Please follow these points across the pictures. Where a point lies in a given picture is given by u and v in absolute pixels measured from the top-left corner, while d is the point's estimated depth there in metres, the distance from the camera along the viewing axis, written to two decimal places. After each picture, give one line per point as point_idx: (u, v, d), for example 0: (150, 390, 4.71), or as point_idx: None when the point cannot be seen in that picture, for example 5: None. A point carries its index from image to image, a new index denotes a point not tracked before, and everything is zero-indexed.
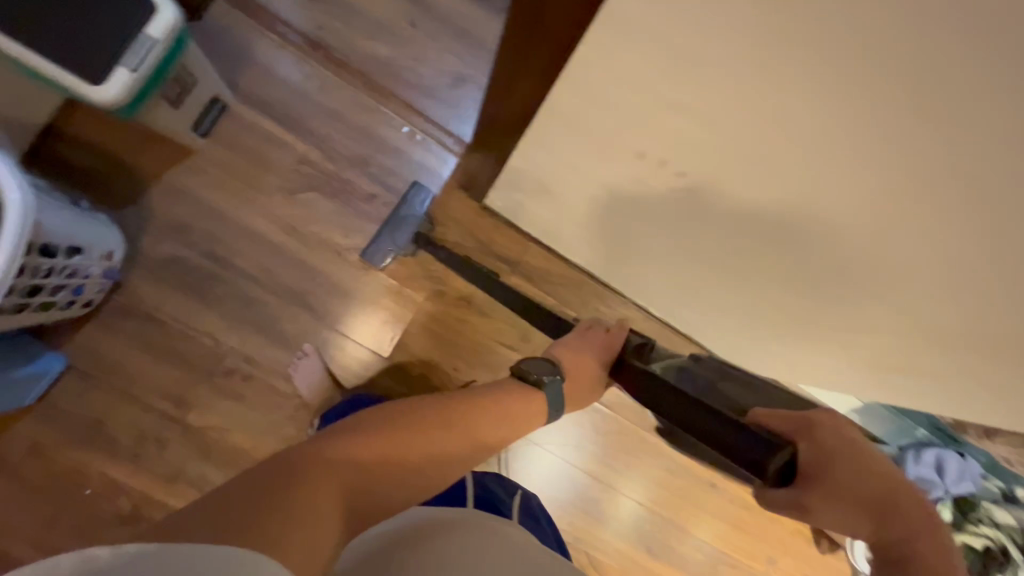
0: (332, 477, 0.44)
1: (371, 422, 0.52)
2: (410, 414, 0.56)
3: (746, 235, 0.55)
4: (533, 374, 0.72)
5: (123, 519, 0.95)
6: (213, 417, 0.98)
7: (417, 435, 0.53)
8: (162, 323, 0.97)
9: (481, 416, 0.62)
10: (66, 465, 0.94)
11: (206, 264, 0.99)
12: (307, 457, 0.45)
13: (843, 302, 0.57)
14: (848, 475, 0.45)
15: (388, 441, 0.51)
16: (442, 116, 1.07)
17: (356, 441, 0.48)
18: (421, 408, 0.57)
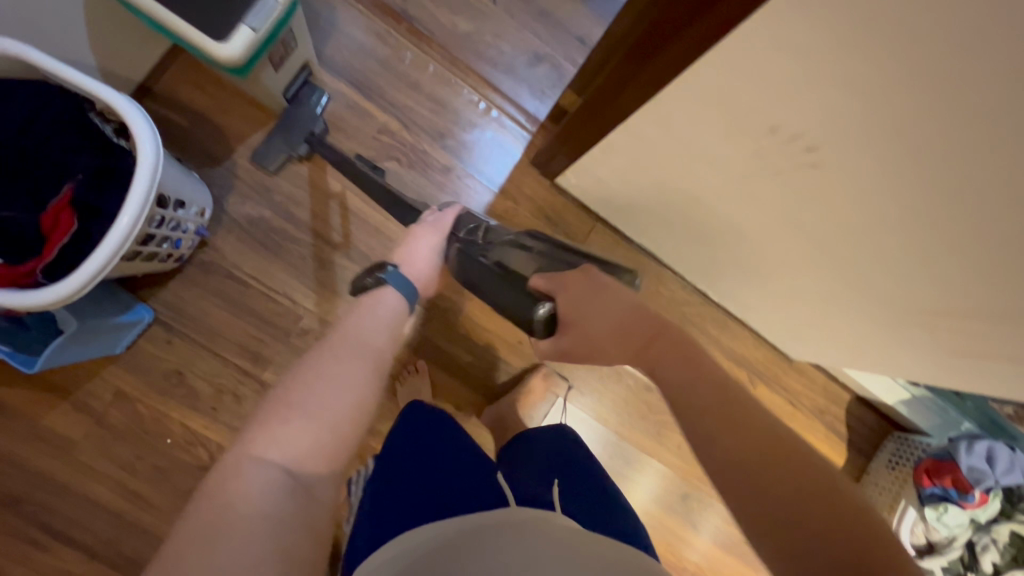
0: (272, 484, 0.47)
1: (276, 409, 0.52)
2: (306, 382, 0.54)
3: (863, 204, 0.58)
4: (369, 281, 0.71)
5: (199, 466, 0.98)
6: (287, 374, 1.01)
7: (325, 398, 0.53)
8: (242, 281, 1.00)
9: (378, 350, 0.62)
10: (148, 412, 0.97)
11: (287, 226, 1.02)
12: (232, 476, 0.47)
13: (945, 277, 0.60)
14: (600, 324, 0.65)
15: (300, 421, 0.51)
16: (518, 93, 1.09)
17: (272, 436, 0.50)
18: (317, 369, 0.56)
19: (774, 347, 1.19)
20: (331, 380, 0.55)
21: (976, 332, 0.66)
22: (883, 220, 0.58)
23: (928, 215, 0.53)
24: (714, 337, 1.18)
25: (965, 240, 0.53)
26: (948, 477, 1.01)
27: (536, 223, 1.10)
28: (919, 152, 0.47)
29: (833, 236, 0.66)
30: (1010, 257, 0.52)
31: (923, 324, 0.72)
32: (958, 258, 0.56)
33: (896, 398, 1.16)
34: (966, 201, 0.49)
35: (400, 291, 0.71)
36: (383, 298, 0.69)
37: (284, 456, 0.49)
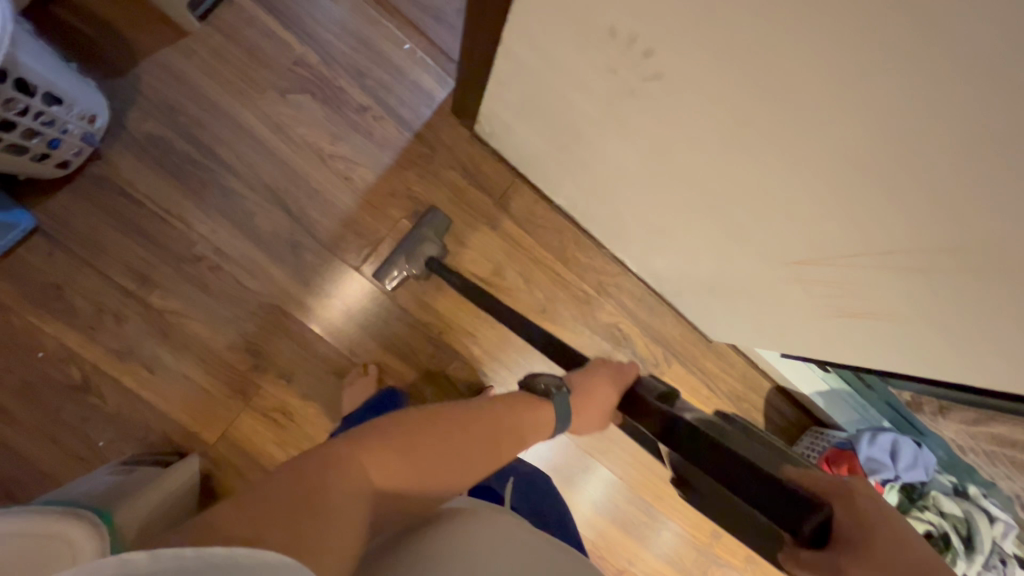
0: (357, 496, 0.48)
1: (397, 435, 0.54)
2: (437, 426, 0.58)
3: (708, 118, 0.55)
4: (542, 384, 0.75)
5: (70, 386, 0.95)
6: (174, 301, 0.98)
7: (443, 460, 0.56)
8: (136, 201, 0.97)
9: (503, 439, 0.63)
10: (19, 324, 0.93)
11: (189, 149, 0.99)
12: (335, 465, 0.48)
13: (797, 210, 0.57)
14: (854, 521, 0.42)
15: (402, 455, 0.53)
16: (444, 38, 1.07)
17: (381, 457, 0.52)
18: (465, 426, 0.60)
19: (691, 325, 1.16)
20: (458, 445, 0.58)
21: (839, 279, 0.63)
22: (732, 140, 0.55)
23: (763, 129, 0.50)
24: (630, 311, 1.15)
25: (813, 142, 0.48)
26: (845, 466, 0.98)
27: (453, 174, 1.08)
28: (725, 45, 0.45)
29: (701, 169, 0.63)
30: (859, 154, 0.45)
31: (797, 279, 0.69)
32: (811, 175, 0.51)
33: (812, 388, 1.11)
34: (793, 95, 0.44)
35: (564, 419, 0.73)
36: (526, 407, 0.69)
37: (381, 478, 0.51)
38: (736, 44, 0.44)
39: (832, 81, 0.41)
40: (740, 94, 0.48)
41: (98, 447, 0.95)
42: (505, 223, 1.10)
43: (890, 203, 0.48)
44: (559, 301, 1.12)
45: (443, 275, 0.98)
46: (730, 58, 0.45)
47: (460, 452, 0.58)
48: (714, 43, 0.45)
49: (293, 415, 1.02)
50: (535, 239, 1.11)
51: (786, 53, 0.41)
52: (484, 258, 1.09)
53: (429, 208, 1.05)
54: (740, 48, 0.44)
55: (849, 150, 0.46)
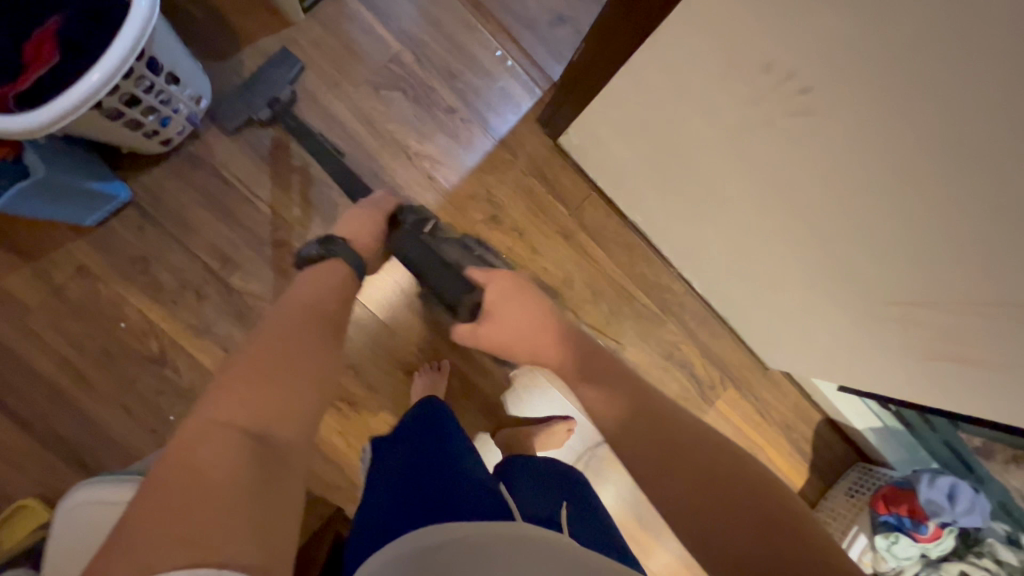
0: (229, 441, 0.57)
1: (235, 390, 0.64)
2: (255, 363, 0.68)
3: (852, 158, 0.56)
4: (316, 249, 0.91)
5: (146, 357, 0.96)
6: (253, 283, 1.00)
7: (276, 378, 0.67)
8: (226, 182, 0.99)
9: (318, 320, 0.80)
10: (104, 292, 0.95)
11: (281, 136, 1.01)
12: (193, 450, 0.55)
13: (926, 256, 0.58)
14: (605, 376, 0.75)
15: (243, 394, 0.63)
16: (536, 48, 1.09)
17: (223, 411, 0.61)
18: (272, 337, 0.73)
19: (749, 351, 1.17)
20: (283, 356, 0.70)
21: (950, 325, 0.64)
22: (872, 181, 0.56)
23: (917, 173, 0.51)
24: (690, 330, 1.16)
25: (970, 196, 0.49)
26: (903, 506, 0.99)
27: (531, 181, 1.09)
28: (909, 91, 0.46)
29: (820, 205, 0.65)
30: (1016, 215, 0.47)
31: (898, 319, 0.70)
32: (954, 226, 0.53)
33: (866, 427, 1.11)
34: (970, 149, 0.46)
35: (347, 265, 0.89)
36: (312, 279, 0.86)
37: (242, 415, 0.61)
38: (922, 90, 0.45)
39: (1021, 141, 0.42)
40: (903, 139, 0.50)
41: (168, 420, 0.96)
42: (576, 234, 1.11)
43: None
44: (621, 315, 1.13)
45: (284, 120, 0.94)
46: (910, 104, 0.47)
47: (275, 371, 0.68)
48: (895, 88, 0.46)
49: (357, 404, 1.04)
50: (605, 252, 1.12)
51: (983, 107, 0.43)
52: (553, 266, 1.11)
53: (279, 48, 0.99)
54: (926, 95, 0.45)
55: (1004, 209, 0.47)
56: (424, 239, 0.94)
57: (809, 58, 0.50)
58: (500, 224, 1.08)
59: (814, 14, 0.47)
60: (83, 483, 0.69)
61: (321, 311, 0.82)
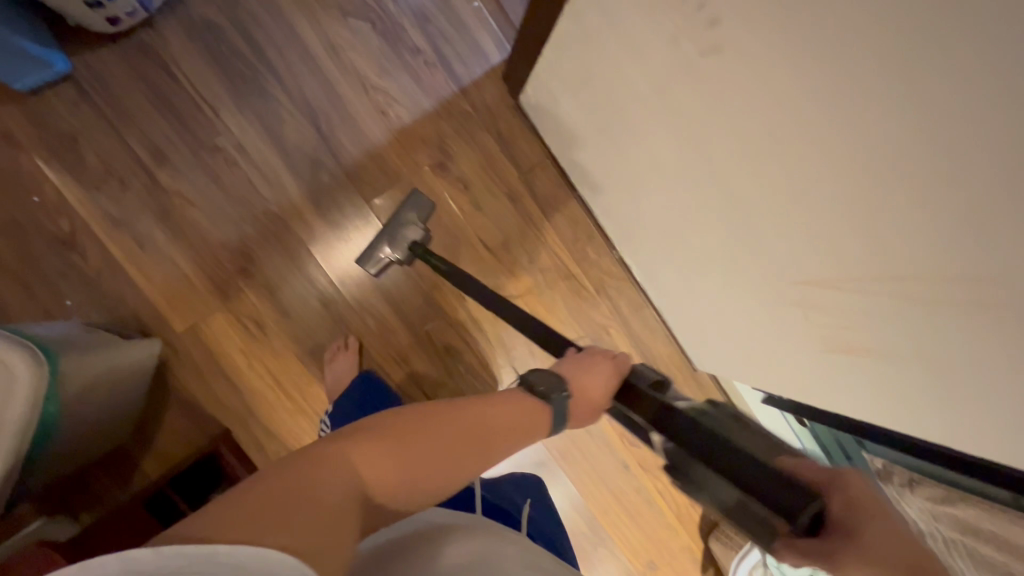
0: (352, 489, 0.40)
1: (398, 432, 0.45)
2: (425, 420, 0.48)
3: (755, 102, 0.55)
4: (541, 387, 0.65)
5: (56, 237, 0.93)
6: (183, 184, 0.97)
7: (453, 460, 0.47)
8: (173, 77, 0.97)
9: (500, 437, 0.54)
10: (25, 163, 0.92)
11: (239, 43, 0.99)
12: (317, 466, 0.39)
13: (816, 214, 0.58)
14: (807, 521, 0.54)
15: (411, 463, 0.44)
16: (514, 7, 1.08)
17: (372, 450, 0.43)
18: (455, 437, 0.49)
19: (680, 350, 1.14)
20: (451, 437, 0.48)
21: (844, 307, 0.62)
22: (779, 129, 0.55)
23: (819, 114, 0.51)
24: (624, 318, 1.13)
25: (869, 139, 0.48)
26: None
27: (487, 137, 1.07)
28: (809, 14, 0.46)
29: (738, 165, 0.63)
30: (908, 158, 0.46)
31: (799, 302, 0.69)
32: (853, 178, 0.52)
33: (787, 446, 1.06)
34: (865, 80, 0.45)
35: (558, 418, 0.64)
36: (507, 405, 0.58)
37: (367, 472, 0.42)
38: (822, 13, 0.45)
39: (909, 67, 0.42)
40: (807, 74, 0.49)
41: (65, 305, 0.93)
42: (524, 198, 1.09)
43: (920, 220, 0.48)
44: (556, 288, 1.11)
45: (427, 260, 0.97)
46: (811, 29, 0.46)
47: (463, 459, 0.49)
48: (796, 12, 0.46)
49: (266, 328, 1.00)
50: (550, 223, 1.10)
51: (872, 28, 0.42)
52: (495, 227, 1.08)
53: (411, 192, 1.03)
54: (824, 17, 0.45)
55: (898, 153, 0.47)
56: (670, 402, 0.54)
57: None
58: (448, 174, 1.07)
59: None
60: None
61: (493, 439, 0.52)
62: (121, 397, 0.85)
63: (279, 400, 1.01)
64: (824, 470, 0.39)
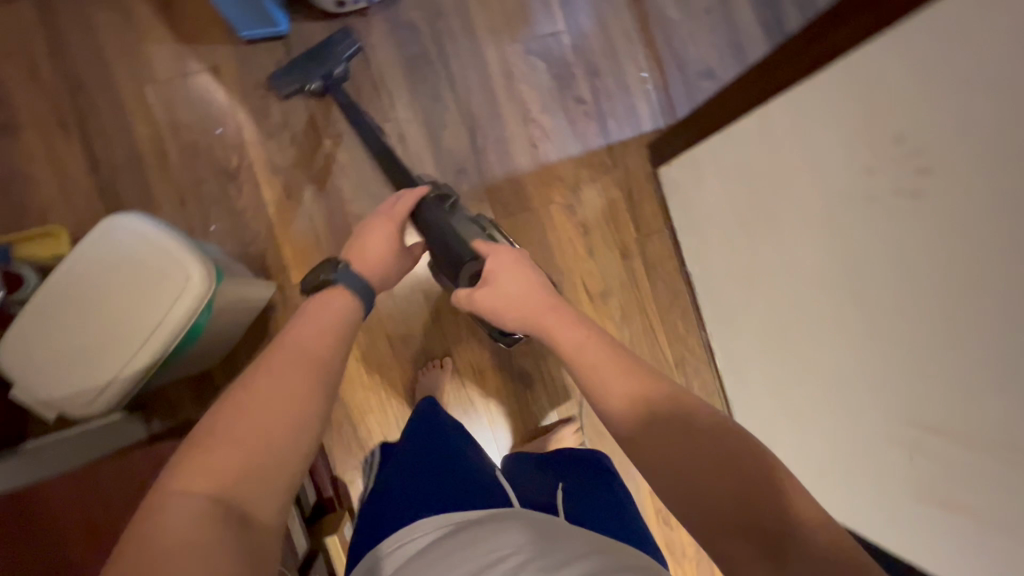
0: (189, 510, 0.41)
1: (208, 435, 0.46)
2: (220, 408, 0.49)
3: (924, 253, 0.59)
4: (319, 278, 0.68)
5: (222, 167, 1.02)
6: (342, 154, 1.05)
7: (268, 407, 0.49)
8: (367, 62, 1.07)
9: (308, 369, 0.54)
10: (220, 97, 1.02)
11: (430, 49, 1.09)
12: (147, 525, 0.40)
13: (941, 370, 0.60)
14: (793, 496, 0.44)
15: (240, 446, 0.46)
16: (678, 87, 1.15)
17: (196, 465, 0.44)
18: (253, 399, 0.49)
19: None
20: (262, 393, 0.50)
21: (942, 462, 0.63)
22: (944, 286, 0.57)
23: (988, 286, 0.53)
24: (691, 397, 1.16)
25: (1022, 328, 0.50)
26: None
27: (617, 193, 1.14)
28: (1007, 200, 0.49)
29: (888, 303, 0.65)
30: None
31: (899, 446, 0.69)
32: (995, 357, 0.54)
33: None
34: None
35: (354, 290, 0.67)
36: (315, 317, 0.61)
37: (201, 482, 0.43)
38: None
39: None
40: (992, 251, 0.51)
41: (208, 230, 1.01)
42: (634, 257, 1.14)
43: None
44: (639, 349, 1.14)
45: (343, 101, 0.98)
46: (992, 215, 0.51)
47: (282, 401, 0.50)
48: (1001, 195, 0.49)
49: None
50: (651, 287, 1.14)
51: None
52: (600, 275, 1.13)
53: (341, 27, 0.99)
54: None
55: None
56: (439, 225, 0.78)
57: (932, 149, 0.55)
58: (572, 214, 1.12)
59: (958, 97, 0.51)
60: (120, 214, 0.69)
61: (307, 367, 0.54)
62: (233, 326, 0.91)
63: (360, 373, 1.08)
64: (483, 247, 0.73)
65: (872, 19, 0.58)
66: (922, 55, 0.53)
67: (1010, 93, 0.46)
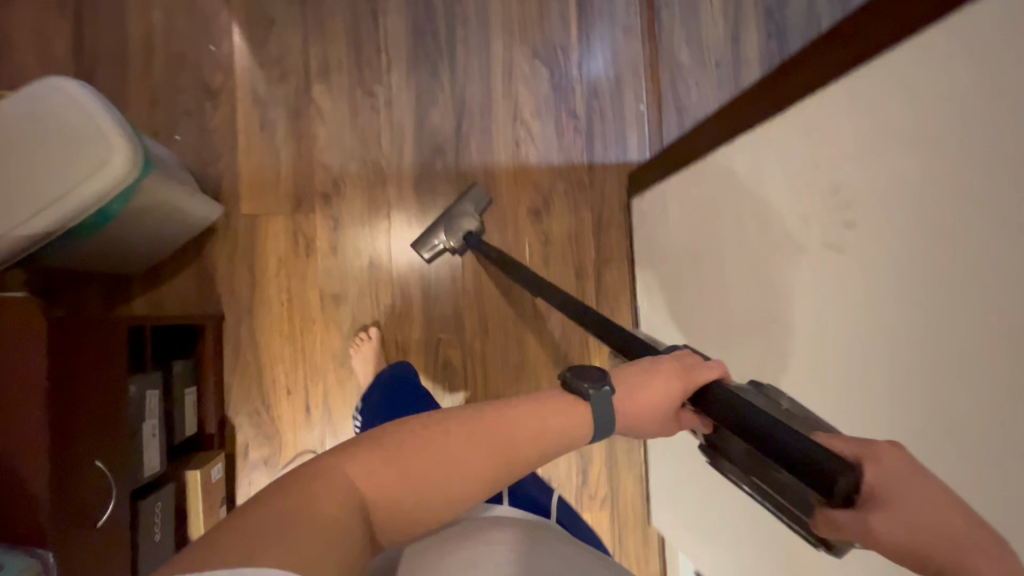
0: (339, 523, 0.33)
1: (401, 452, 0.37)
2: (412, 429, 0.38)
3: (831, 304, 0.58)
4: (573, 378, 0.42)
5: (205, 82, 1.02)
6: (327, 103, 1.05)
7: (465, 470, 0.37)
8: (375, 25, 1.08)
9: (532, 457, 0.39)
10: (224, 17, 1.03)
11: (441, 28, 1.10)
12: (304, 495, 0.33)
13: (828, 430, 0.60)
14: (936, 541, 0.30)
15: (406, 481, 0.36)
16: (671, 127, 1.16)
17: (377, 474, 0.36)
18: (463, 444, 0.37)
19: (643, 494, 1.13)
20: (450, 448, 0.37)
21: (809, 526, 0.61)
22: (876, 356, 0.53)
23: (883, 339, 0.52)
24: None
25: (952, 415, 0.45)
26: None
27: (587, 213, 1.13)
28: (904, 262, 0.49)
29: (814, 365, 0.62)
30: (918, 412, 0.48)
31: None
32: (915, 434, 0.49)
33: None
34: (963, 363, 0.44)
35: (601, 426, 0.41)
36: (548, 405, 0.41)
37: (368, 486, 0.35)
38: (954, 275, 0.44)
39: (1015, 378, 0.40)
40: (924, 322, 0.47)
41: (172, 139, 1.00)
42: (588, 280, 1.12)
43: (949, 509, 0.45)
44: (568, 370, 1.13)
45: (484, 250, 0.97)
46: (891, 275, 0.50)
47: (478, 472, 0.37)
48: (937, 264, 0.46)
49: (312, 254, 1.04)
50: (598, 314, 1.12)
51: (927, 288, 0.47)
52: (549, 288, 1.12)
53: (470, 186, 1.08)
54: (966, 283, 0.43)
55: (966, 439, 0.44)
56: (735, 408, 0.36)
57: (852, 203, 0.55)
58: (538, 221, 1.12)
59: (883, 152, 0.50)
60: (59, 79, 0.67)
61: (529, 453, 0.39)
62: (162, 235, 0.88)
63: (282, 320, 1.02)
64: (851, 442, 0.32)
65: (831, 69, 0.58)
66: (856, 109, 0.54)
67: (920, 147, 0.46)
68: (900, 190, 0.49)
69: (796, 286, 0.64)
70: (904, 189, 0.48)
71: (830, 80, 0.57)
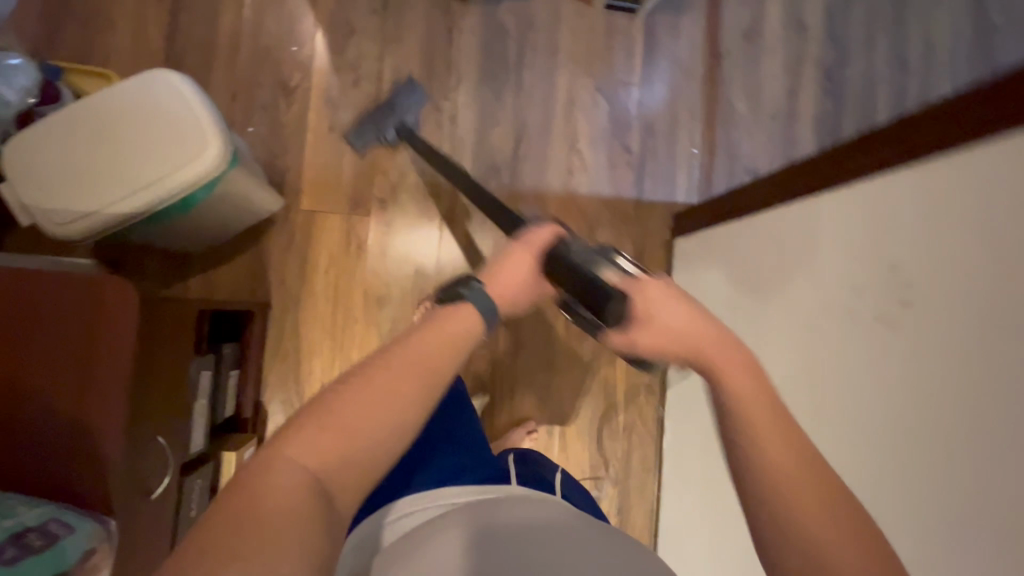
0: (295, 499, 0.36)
1: (323, 410, 0.40)
2: (329, 393, 0.41)
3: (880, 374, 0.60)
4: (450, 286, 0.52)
5: (283, 79, 1.06)
6: None
7: (388, 397, 0.41)
8: (450, 43, 1.12)
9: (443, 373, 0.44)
10: (309, 21, 1.08)
11: (511, 53, 1.14)
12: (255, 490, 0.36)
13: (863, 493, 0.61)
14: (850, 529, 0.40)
15: (333, 435, 0.39)
16: (721, 173, 1.19)
17: (306, 438, 0.38)
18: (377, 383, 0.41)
19: (652, 527, 1.14)
20: (368, 389, 0.41)
21: None
22: (923, 434, 0.54)
23: (927, 418, 0.54)
24: (627, 462, 1.16)
25: (993, 497, 0.47)
26: None
27: (630, 246, 1.16)
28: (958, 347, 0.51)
29: (855, 432, 0.63)
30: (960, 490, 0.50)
31: None
32: (960, 516, 0.50)
33: None
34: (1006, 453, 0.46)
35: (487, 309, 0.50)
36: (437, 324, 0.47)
37: (311, 459, 0.38)
38: (1005, 367, 0.46)
39: None
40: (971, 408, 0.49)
41: (246, 130, 1.05)
42: None
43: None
44: (593, 396, 1.16)
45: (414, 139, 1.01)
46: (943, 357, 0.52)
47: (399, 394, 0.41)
48: (997, 354, 0.47)
49: (363, 254, 1.07)
50: None
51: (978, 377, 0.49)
52: None
53: (408, 80, 1.06)
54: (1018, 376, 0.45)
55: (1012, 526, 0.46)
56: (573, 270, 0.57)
57: (912, 282, 0.57)
58: None
59: (949, 240, 0.53)
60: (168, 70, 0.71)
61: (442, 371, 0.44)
62: (231, 221, 0.92)
63: (326, 314, 1.06)
64: (630, 281, 0.55)
65: (902, 152, 0.60)
66: (926, 194, 0.56)
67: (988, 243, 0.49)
68: (965, 279, 0.51)
69: (843, 351, 0.66)
70: (969, 280, 0.50)
71: (903, 162, 0.60)
